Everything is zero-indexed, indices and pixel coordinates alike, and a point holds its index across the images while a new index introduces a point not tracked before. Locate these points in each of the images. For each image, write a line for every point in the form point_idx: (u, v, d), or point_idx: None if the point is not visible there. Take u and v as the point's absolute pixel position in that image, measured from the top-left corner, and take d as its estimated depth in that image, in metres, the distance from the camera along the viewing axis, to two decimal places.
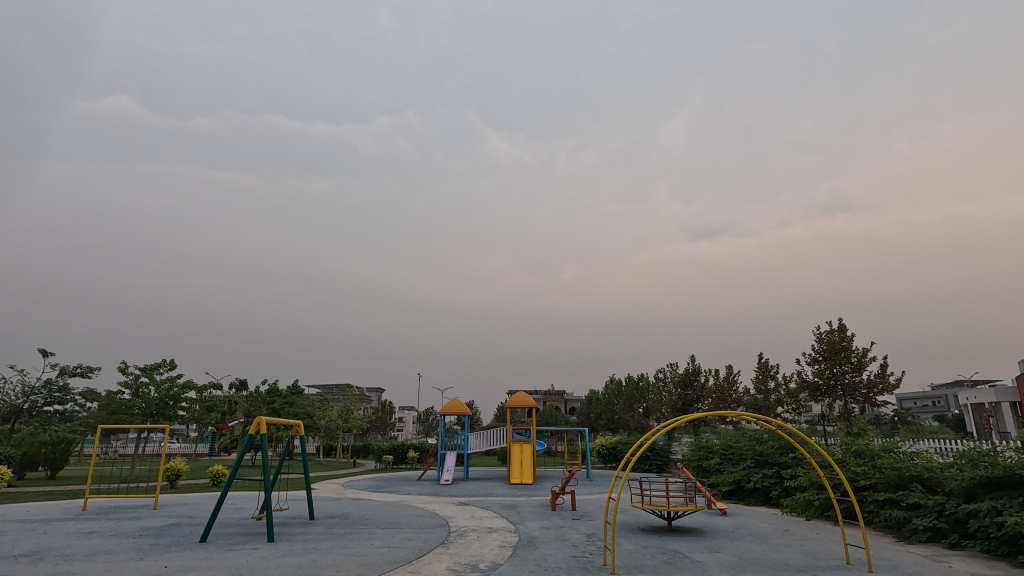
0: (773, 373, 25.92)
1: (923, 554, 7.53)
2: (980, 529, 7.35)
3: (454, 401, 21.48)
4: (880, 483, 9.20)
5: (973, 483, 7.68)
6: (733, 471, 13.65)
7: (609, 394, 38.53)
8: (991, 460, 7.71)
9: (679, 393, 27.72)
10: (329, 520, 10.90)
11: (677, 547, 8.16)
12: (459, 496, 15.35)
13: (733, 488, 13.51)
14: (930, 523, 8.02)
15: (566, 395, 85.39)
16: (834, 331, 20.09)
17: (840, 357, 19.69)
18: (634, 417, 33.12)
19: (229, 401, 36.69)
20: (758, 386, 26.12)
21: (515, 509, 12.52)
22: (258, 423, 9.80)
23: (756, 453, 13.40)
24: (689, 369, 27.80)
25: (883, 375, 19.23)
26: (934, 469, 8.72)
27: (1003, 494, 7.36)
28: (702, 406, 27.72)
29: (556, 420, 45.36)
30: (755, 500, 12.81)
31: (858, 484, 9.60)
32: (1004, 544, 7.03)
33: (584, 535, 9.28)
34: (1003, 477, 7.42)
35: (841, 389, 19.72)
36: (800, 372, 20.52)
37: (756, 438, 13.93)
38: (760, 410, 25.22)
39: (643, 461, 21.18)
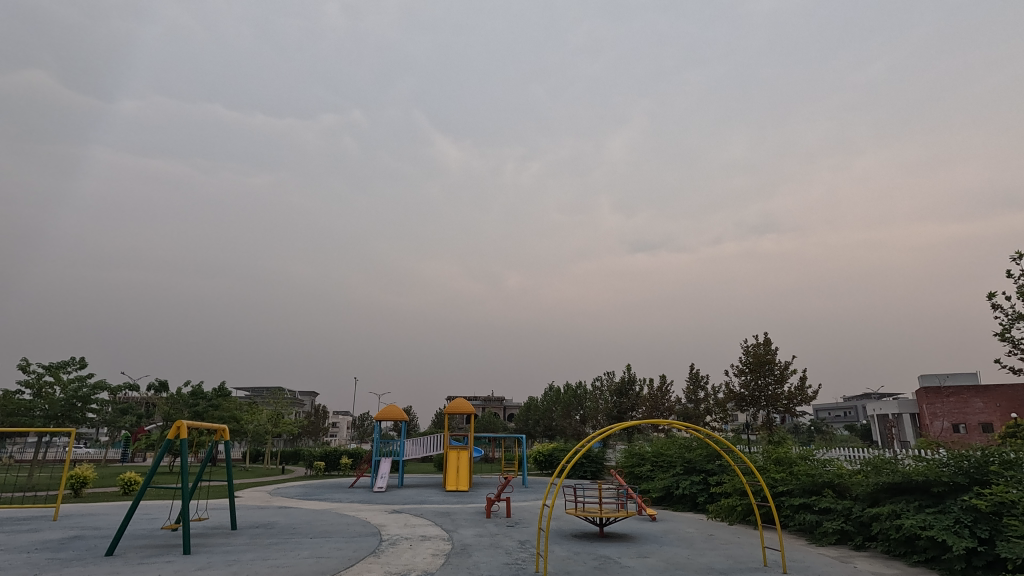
0: (703, 384, 27.04)
1: (832, 555, 8.06)
2: (882, 531, 7.96)
3: (391, 406, 21.05)
4: (796, 489, 9.79)
5: (877, 489, 8.30)
6: (663, 477, 14.14)
7: (547, 402, 38.93)
8: (892, 467, 8.34)
9: (616, 401, 28.45)
10: (252, 530, 10.38)
11: (607, 552, 8.34)
12: (393, 503, 15.06)
13: (663, 494, 14.00)
14: (839, 526, 8.62)
15: (505, 402, 85.59)
16: (759, 345, 21.23)
17: (765, 369, 20.83)
18: (571, 424, 33.68)
19: (145, 403, 34.28)
20: (689, 396, 27.18)
21: (449, 516, 12.42)
22: (178, 426, 9.17)
23: (685, 460, 13.94)
24: (624, 379, 28.56)
25: (802, 388, 20.47)
26: (843, 476, 9.31)
27: (902, 498, 7.99)
28: (637, 414, 28.52)
29: (494, 427, 45.36)
30: (682, 506, 13.31)
31: (776, 490, 10.17)
32: (901, 545, 7.64)
33: (518, 542, 9.31)
34: (902, 483, 8.02)
35: (765, 400, 20.84)
36: (728, 383, 21.51)
37: (685, 446, 14.47)
38: (690, 419, 26.24)
39: (578, 467, 21.56)
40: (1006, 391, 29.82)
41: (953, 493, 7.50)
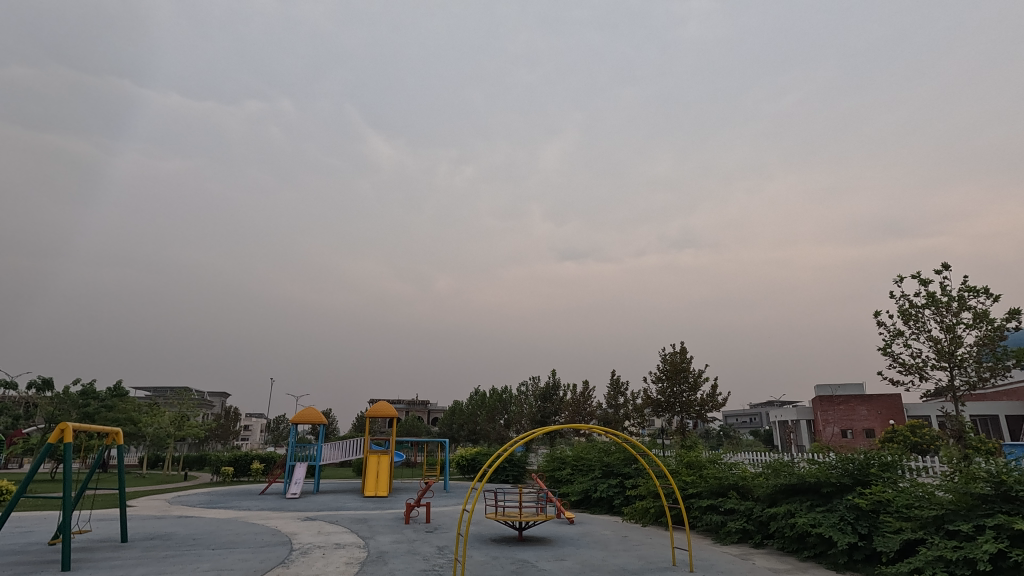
0: (623, 390, 27.99)
1: (734, 553, 8.56)
2: (778, 529, 8.54)
3: (309, 409, 20.18)
4: (704, 491, 10.33)
5: (775, 490, 8.91)
6: (582, 480, 14.47)
7: (472, 406, 38.81)
8: (788, 469, 8.96)
9: (539, 406, 28.87)
10: (146, 543, 9.55)
11: (525, 556, 8.41)
12: (306, 510, 14.42)
13: (581, 497, 14.31)
14: (740, 526, 9.18)
15: (429, 406, 84.48)
16: (676, 353, 22.31)
17: (680, 377, 21.89)
18: (495, 428, 33.80)
19: (24, 403, 30.76)
20: (610, 401, 28.08)
21: (367, 523, 12.05)
22: (62, 429, 8.28)
23: (604, 463, 14.31)
24: (549, 384, 29.01)
25: (713, 395, 21.68)
26: (746, 478, 9.91)
27: (797, 499, 8.61)
28: (559, 418, 29.06)
29: (417, 431, 44.62)
30: (599, 509, 13.68)
31: (687, 492, 10.67)
32: (794, 542, 8.25)
33: (436, 548, 9.19)
34: (796, 484, 8.63)
35: (679, 406, 21.88)
36: (647, 389, 22.40)
37: (604, 450, 14.88)
38: (610, 423, 27.07)
39: (500, 471, 21.63)
40: (887, 399, 33.11)
41: (840, 493, 8.19)
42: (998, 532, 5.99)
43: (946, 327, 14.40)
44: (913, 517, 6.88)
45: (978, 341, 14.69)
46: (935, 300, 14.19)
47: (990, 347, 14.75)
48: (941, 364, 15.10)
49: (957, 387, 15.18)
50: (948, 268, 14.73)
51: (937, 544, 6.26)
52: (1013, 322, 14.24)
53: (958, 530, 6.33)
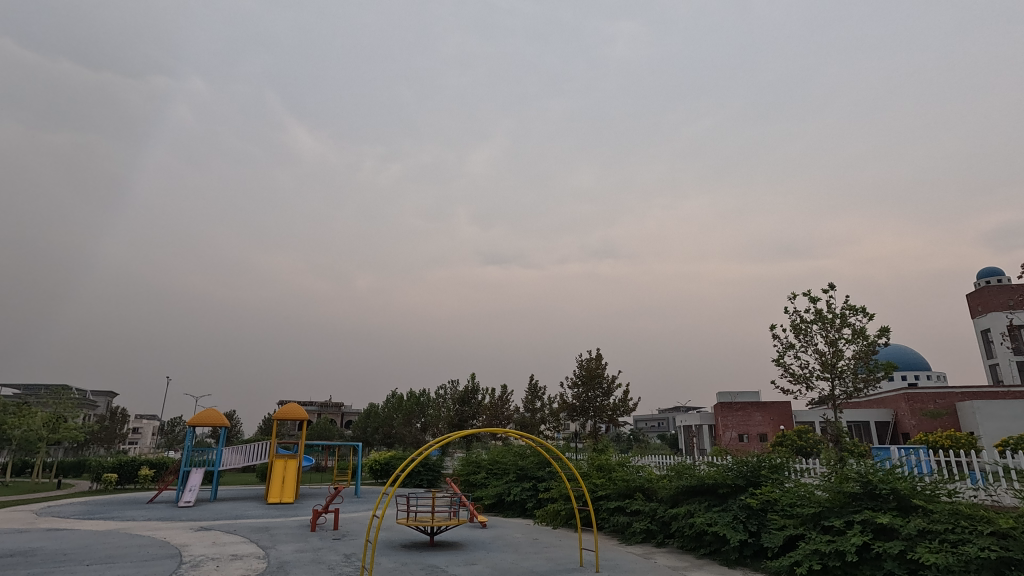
0: (540, 394, 28.46)
1: (637, 552, 8.94)
2: (678, 529, 9.01)
3: (210, 411, 18.85)
4: (613, 493, 10.72)
5: (677, 491, 9.39)
6: (496, 484, 14.53)
7: (388, 409, 37.87)
8: (689, 472, 9.46)
9: (457, 409, 28.70)
10: (5, 560, 8.46)
11: (435, 562, 8.30)
12: (201, 520, 13.42)
13: (495, 501, 14.37)
14: (644, 526, 9.61)
15: (344, 408, 81.56)
16: (592, 359, 23.03)
17: (595, 382, 22.60)
18: (411, 432, 33.20)
19: None
20: (527, 405, 28.46)
21: (268, 531, 11.40)
22: None
23: (518, 467, 14.46)
24: (468, 387, 28.92)
25: (624, 400, 22.55)
26: (652, 480, 10.36)
27: (696, 499, 9.11)
28: (476, 422, 29.04)
29: (329, 434, 42.91)
30: (512, 512, 13.81)
31: (596, 494, 11.01)
32: (692, 541, 8.75)
33: (343, 555, 8.87)
34: (696, 486, 9.14)
35: (593, 410, 22.57)
36: (563, 394, 22.92)
37: (519, 454, 15.05)
38: (527, 427, 27.42)
39: (413, 476, 21.25)
40: (778, 406, 36.01)
41: (734, 493, 8.77)
42: (865, 527, 6.65)
43: (830, 341, 15.89)
44: (796, 515, 7.51)
45: (855, 355, 16.32)
46: (822, 317, 15.62)
47: (865, 361, 16.43)
48: (824, 374, 16.63)
49: (837, 396, 16.77)
50: (834, 288, 16.27)
51: (815, 539, 6.84)
52: (884, 338, 15.95)
53: (831, 526, 6.97)
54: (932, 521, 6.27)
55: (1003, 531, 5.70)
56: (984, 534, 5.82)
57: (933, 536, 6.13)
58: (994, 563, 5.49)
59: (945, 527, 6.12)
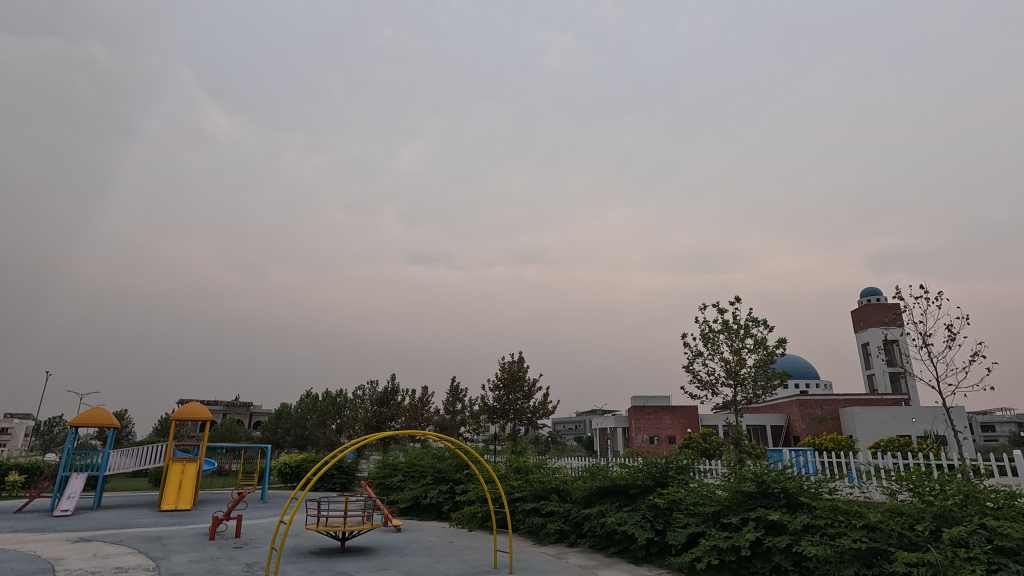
0: (461, 396, 28.35)
1: (550, 553, 9.12)
2: (590, 529, 9.28)
3: (98, 409, 17.16)
4: (529, 494, 10.86)
5: (591, 492, 9.67)
6: (413, 487, 14.27)
7: (301, 409, 36.20)
8: (603, 473, 9.76)
9: (375, 410, 27.96)
10: None
11: (345, 568, 8.00)
12: (79, 530, 12.14)
13: (411, 504, 14.12)
14: (558, 527, 9.82)
15: (252, 408, 77.04)
16: (514, 362, 23.24)
17: (516, 385, 22.83)
18: (325, 434, 31.92)
19: None
20: (448, 407, 28.26)
21: (160, 541, 10.51)
22: None
23: (436, 470, 14.29)
24: (387, 388, 28.25)
25: (544, 403, 22.94)
26: (567, 481, 10.59)
27: (608, 500, 9.42)
28: (395, 424, 28.43)
29: (234, 436, 40.36)
30: (428, 515, 13.62)
31: (512, 496, 11.11)
32: (603, 540, 9.05)
33: (244, 565, 8.34)
34: (608, 486, 9.45)
35: (513, 413, 22.78)
36: (484, 397, 22.96)
37: (437, 456, 14.90)
38: (446, 429, 27.22)
39: (326, 479, 20.45)
40: (686, 411, 38.10)
41: (643, 493, 9.17)
42: (758, 523, 7.17)
43: (734, 350, 17.01)
44: (698, 513, 7.96)
45: (756, 363, 17.58)
46: (728, 327, 16.71)
47: (764, 369, 17.73)
48: (728, 381, 17.77)
49: (739, 401, 17.98)
50: (739, 300, 17.45)
51: (714, 535, 7.28)
52: (780, 349, 17.30)
53: (729, 523, 7.45)
54: (815, 517, 6.86)
55: (873, 524, 6.34)
56: (857, 527, 6.46)
57: (815, 530, 6.72)
58: (864, 553, 6.10)
59: (826, 522, 6.72)
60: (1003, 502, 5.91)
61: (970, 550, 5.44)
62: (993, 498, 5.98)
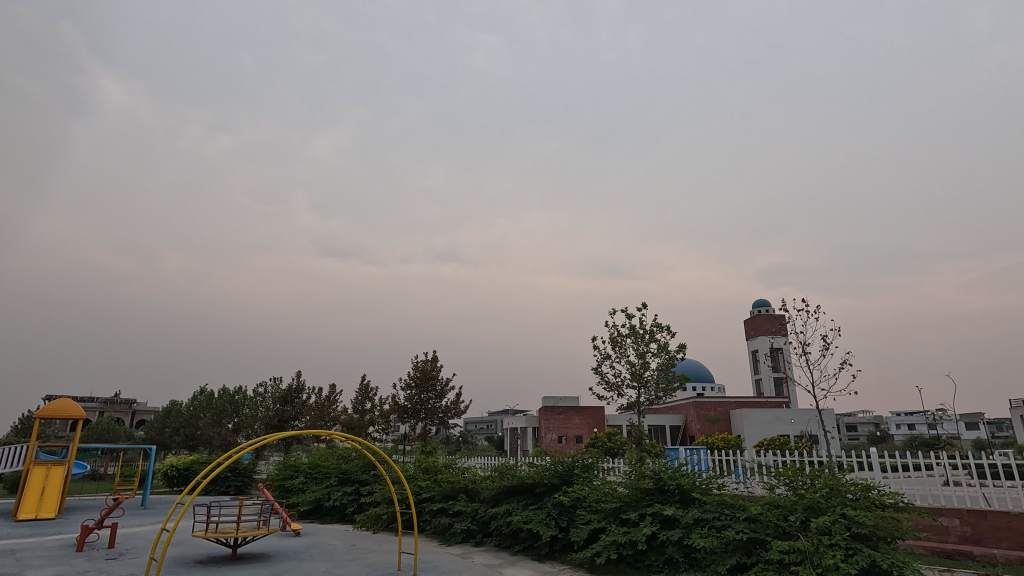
0: (371, 395, 27.58)
1: (455, 553, 9.10)
2: (497, 528, 9.37)
3: None
4: (437, 495, 10.77)
5: (499, 491, 9.76)
6: (315, 489, 13.67)
7: (193, 407, 33.52)
8: (511, 472, 9.88)
9: (277, 409, 26.51)
10: None
11: None
12: None
13: (312, 507, 13.52)
14: (465, 527, 9.83)
15: (135, 405, 70.25)
16: (427, 361, 22.95)
17: (428, 384, 22.57)
18: (220, 434, 29.80)
19: None
20: (356, 406, 27.41)
21: (13, 556, 9.30)
22: None
23: (341, 471, 13.78)
24: (291, 386, 26.87)
25: (456, 402, 22.85)
26: (475, 481, 10.62)
27: (515, 499, 9.54)
28: (298, 423, 27.11)
29: (113, 436, 36.61)
30: (330, 518, 13.12)
31: (420, 497, 10.97)
32: (508, 538, 9.17)
33: None
34: (516, 486, 9.58)
35: (424, 412, 22.48)
36: (395, 396, 22.48)
37: (343, 457, 14.38)
38: (354, 429, 26.39)
39: (218, 482, 19.08)
40: (594, 411, 39.52)
41: (549, 492, 9.39)
42: (654, 518, 7.58)
43: (640, 353, 17.88)
44: (600, 510, 8.28)
45: (659, 366, 18.58)
46: (635, 332, 17.53)
47: (666, 372, 18.78)
48: (633, 383, 18.65)
49: (642, 403, 18.91)
50: (646, 306, 18.34)
51: (613, 531, 7.60)
52: (681, 353, 18.41)
53: (628, 518, 7.83)
54: (705, 511, 7.36)
55: (754, 517, 6.93)
56: (741, 519, 7.02)
57: (704, 524, 7.22)
58: (745, 543, 6.65)
59: (714, 516, 7.25)
60: (860, 493, 6.67)
61: (832, 537, 6.09)
62: (853, 489, 6.72)
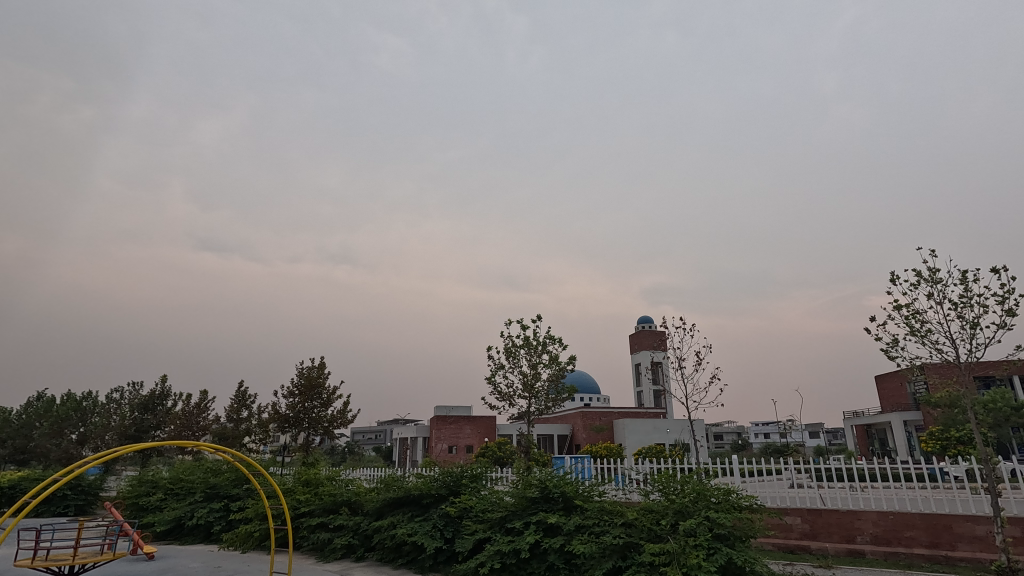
0: (248, 402, 25.60)
1: (334, 570, 8.67)
2: (380, 541, 9.05)
3: None
4: (317, 509, 10.21)
5: (384, 504, 9.44)
6: (176, 506, 12.36)
7: (27, 415, 28.96)
8: (399, 483, 9.60)
9: (135, 418, 23.73)
10: None
11: None
12: None
13: (171, 527, 12.20)
14: (345, 542, 9.37)
15: None
16: (313, 368, 21.77)
17: (313, 393, 21.40)
18: (60, 446, 25.99)
19: None
20: (230, 414, 25.29)
21: None
22: None
23: (207, 485, 12.57)
24: (154, 392, 24.21)
25: (343, 411, 21.84)
26: (359, 494, 10.17)
27: (402, 510, 9.27)
28: (159, 434, 24.41)
29: None
30: (193, 538, 11.92)
31: (298, 511, 10.33)
32: (392, 552, 8.89)
33: None
34: (403, 497, 9.32)
35: (307, 422, 21.26)
36: (275, 404, 21.06)
37: (212, 470, 13.13)
38: (226, 439, 24.33)
39: (54, 502, 16.58)
40: (485, 421, 39.66)
41: (436, 503, 9.25)
42: (538, 527, 7.73)
43: (532, 364, 18.31)
44: (486, 519, 8.31)
45: (549, 377, 19.13)
46: (528, 344, 17.93)
47: (556, 384, 19.38)
48: (524, 393, 19.03)
49: (532, 413, 19.33)
50: (540, 318, 18.79)
51: (498, 540, 7.67)
52: (571, 365, 19.11)
53: (513, 527, 7.92)
54: (586, 518, 7.65)
55: (630, 522, 7.32)
56: (618, 524, 7.38)
57: (584, 530, 7.49)
58: (621, 547, 6.98)
59: (593, 522, 7.55)
60: (722, 497, 7.29)
61: (697, 538, 6.59)
62: (716, 494, 7.32)
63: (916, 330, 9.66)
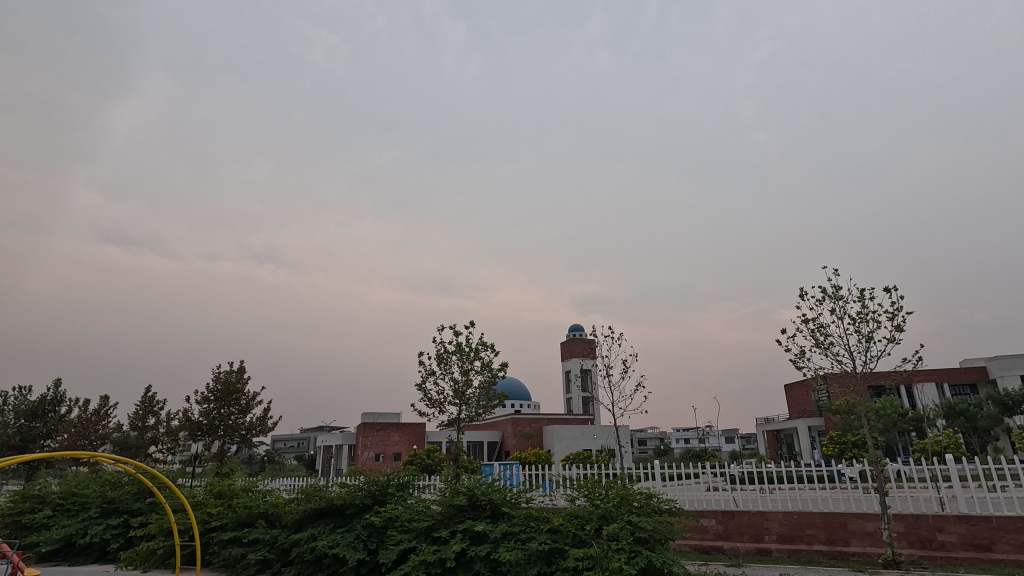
0: (156, 409, 23.79)
1: None
2: (298, 554, 8.64)
3: None
4: (229, 523, 9.63)
5: (304, 515, 9.04)
6: (65, 524, 11.22)
7: None
8: (320, 494, 9.23)
9: (21, 426, 21.46)
10: None
11: None
12: None
13: (60, 546, 11.07)
14: (261, 556, 8.86)
15: None
16: (231, 372, 20.54)
17: (230, 399, 20.18)
18: None
19: None
20: (134, 422, 23.39)
21: None
22: None
23: (104, 500, 11.56)
24: (45, 398, 22.05)
25: (262, 418, 20.72)
26: (278, 505, 9.69)
27: (322, 522, 8.91)
28: (50, 443, 22.19)
29: None
30: (84, 559, 10.86)
31: (207, 526, 9.74)
32: (310, 565, 8.48)
33: None
34: (323, 508, 8.97)
35: (222, 430, 20.02)
36: (186, 411, 19.69)
37: (110, 483, 12.08)
38: (128, 449, 22.47)
39: None
40: (415, 428, 38.90)
41: (359, 513, 8.96)
42: (465, 535, 7.66)
43: (463, 370, 18.18)
44: (411, 529, 8.16)
45: (481, 384, 19.06)
46: (460, 350, 17.80)
47: (487, 390, 19.34)
48: (455, 400, 18.88)
49: (462, 419, 19.18)
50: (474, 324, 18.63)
51: (423, 550, 7.53)
52: (502, 372, 19.15)
53: (438, 536, 7.80)
54: (512, 525, 7.66)
55: (555, 527, 7.40)
56: (544, 531, 7.46)
57: (511, 537, 7.51)
58: (546, 553, 7.04)
59: (520, 529, 7.58)
60: (644, 501, 7.55)
61: (619, 542, 6.78)
62: (638, 498, 7.57)
63: (820, 343, 10.45)
